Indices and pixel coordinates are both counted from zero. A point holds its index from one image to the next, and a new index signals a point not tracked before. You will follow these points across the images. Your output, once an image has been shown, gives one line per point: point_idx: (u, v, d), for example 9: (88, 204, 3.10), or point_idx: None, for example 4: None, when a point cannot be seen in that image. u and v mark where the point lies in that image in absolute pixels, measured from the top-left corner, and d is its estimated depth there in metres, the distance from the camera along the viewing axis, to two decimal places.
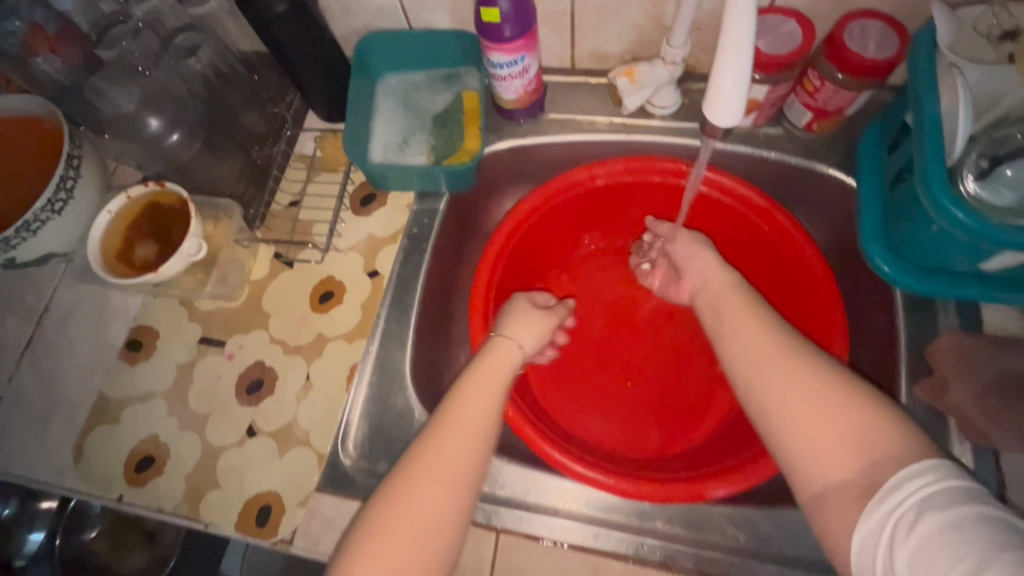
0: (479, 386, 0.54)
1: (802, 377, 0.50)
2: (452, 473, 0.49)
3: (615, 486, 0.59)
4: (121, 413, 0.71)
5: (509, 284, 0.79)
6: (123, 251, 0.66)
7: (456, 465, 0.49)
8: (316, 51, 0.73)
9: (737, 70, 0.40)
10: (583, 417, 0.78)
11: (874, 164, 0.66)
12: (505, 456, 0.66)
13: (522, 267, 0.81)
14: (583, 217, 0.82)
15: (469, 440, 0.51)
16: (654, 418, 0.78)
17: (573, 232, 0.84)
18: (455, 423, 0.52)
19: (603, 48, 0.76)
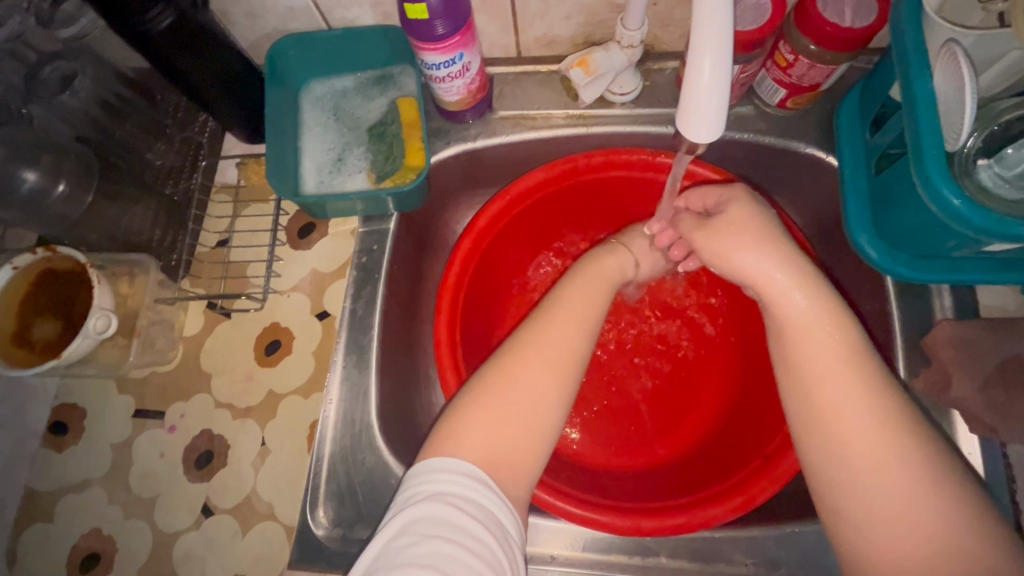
0: (591, 285, 0.57)
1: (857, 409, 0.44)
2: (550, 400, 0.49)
3: (610, 524, 0.55)
4: (55, 508, 0.63)
5: (474, 304, 0.71)
6: (21, 331, 0.57)
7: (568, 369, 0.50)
8: (215, 68, 0.62)
9: (714, 92, 0.36)
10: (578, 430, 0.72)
11: (857, 143, 0.61)
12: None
13: (488, 286, 0.73)
14: (547, 216, 0.74)
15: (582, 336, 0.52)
16: (650, 428, 0.71)
17: (539, 231, 0.76)
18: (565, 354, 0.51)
19: (550, 33, 0.67)
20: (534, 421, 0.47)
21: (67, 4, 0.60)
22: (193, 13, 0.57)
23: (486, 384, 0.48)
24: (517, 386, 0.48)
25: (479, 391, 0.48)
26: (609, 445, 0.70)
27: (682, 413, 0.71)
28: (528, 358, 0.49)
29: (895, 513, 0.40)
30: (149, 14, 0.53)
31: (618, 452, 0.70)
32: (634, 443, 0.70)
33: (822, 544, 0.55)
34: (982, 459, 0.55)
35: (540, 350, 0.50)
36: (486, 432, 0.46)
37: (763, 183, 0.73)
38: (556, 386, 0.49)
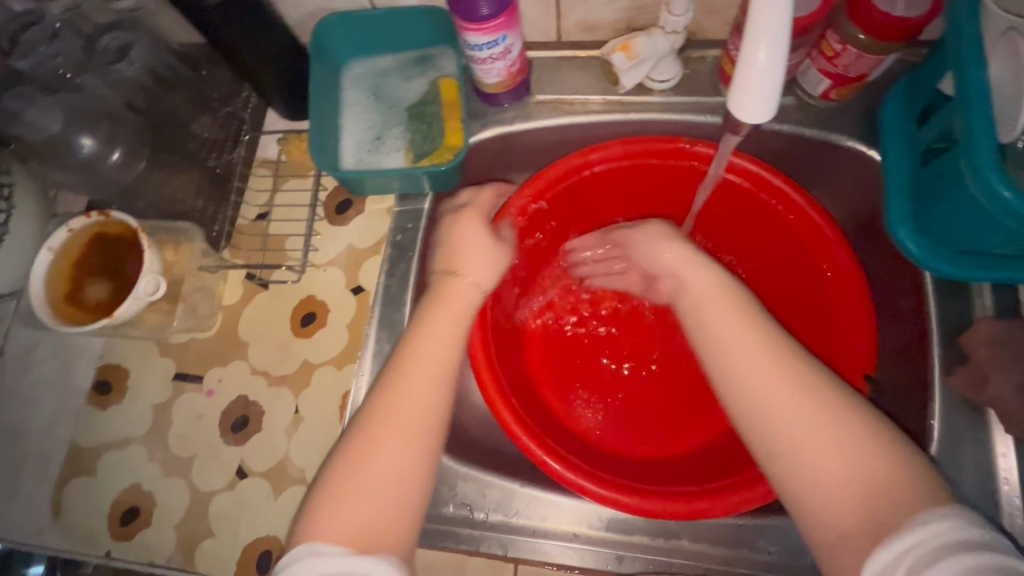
0: (444, 332, 0.55)
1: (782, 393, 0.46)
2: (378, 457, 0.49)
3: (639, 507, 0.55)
4: (98, 463, 0.66)
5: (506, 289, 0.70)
6: (74, 291, 0.59)
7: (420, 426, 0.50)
8: (263, 42, 0.63)
9: (769, 77, 0.36)
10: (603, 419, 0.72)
11: (901, 136, 0.60)
12: (506, 482, 0.60)
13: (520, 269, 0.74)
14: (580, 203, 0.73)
15: (419, 394, 0.52)
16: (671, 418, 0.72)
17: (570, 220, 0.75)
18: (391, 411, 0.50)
19: (592, 18, 0.67)
20: (386, 494, 0.48)
21: None
22: None
23: (342, 468, 0.49)
24: (376, 455, 0.49)
25: (343, 453, 0.50)
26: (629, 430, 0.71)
27: (698, 398, 0.73)
28: (393, 412, 0.51)
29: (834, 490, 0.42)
30: None
31: (638, 438, 0.70)
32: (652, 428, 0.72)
33: None
34: (1017, 460, 0.54)
35: (398, 406, 0.51)
36: (348, 513, 0.47)
37: (800, 176, 0.72)
38: (381, 451, 0.49)
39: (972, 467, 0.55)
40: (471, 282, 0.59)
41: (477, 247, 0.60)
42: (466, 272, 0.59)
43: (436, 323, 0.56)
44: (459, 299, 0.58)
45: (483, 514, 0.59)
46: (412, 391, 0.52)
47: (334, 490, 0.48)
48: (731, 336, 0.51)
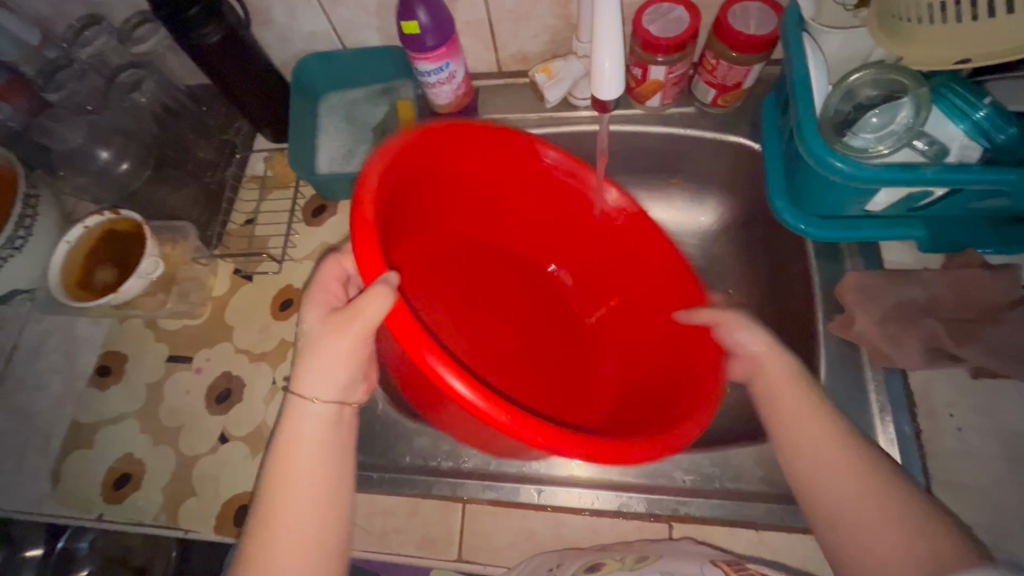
0: (293, 476, 0.47)
1: (812, 414, 0.51)
2: None
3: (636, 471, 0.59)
4: (95, 437, 0.74)
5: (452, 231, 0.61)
6: (84, 277, 0.70)
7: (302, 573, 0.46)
8: (255, 76, 0.77)
9: (610, 61, 0.48)
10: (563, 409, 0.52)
11: (774, 127, 0.73)
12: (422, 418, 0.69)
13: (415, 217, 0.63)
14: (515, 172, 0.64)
15: (315, 511, 0.47)
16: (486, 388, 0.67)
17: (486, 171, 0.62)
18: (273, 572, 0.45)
19: (524, 50, 0.82)
20: None
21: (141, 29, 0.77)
22: (237, 30, 0.71)
23: None
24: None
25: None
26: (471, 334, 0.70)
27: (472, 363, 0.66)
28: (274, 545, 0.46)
29: (853, 517, 0.46)
30: (204, 31, 0.67)
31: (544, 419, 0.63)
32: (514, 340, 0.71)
33: (750, 459, 0.63)
34: (886, 387, 0.63)
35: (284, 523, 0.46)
36: None
37: (705, 174, 0.85)
38: None
39: (854, 394, 0.63)
40: (316, 400, 0.49)
41: (324, 358, 0.49)
42: (310, 392, 0.49)
43: (290, 474, 0.47)
44: (301, 420, 0.49)
45: (435, 462, 0.66)
46: (286, 519, 0.46)
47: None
48: (790, 420, 0.51)
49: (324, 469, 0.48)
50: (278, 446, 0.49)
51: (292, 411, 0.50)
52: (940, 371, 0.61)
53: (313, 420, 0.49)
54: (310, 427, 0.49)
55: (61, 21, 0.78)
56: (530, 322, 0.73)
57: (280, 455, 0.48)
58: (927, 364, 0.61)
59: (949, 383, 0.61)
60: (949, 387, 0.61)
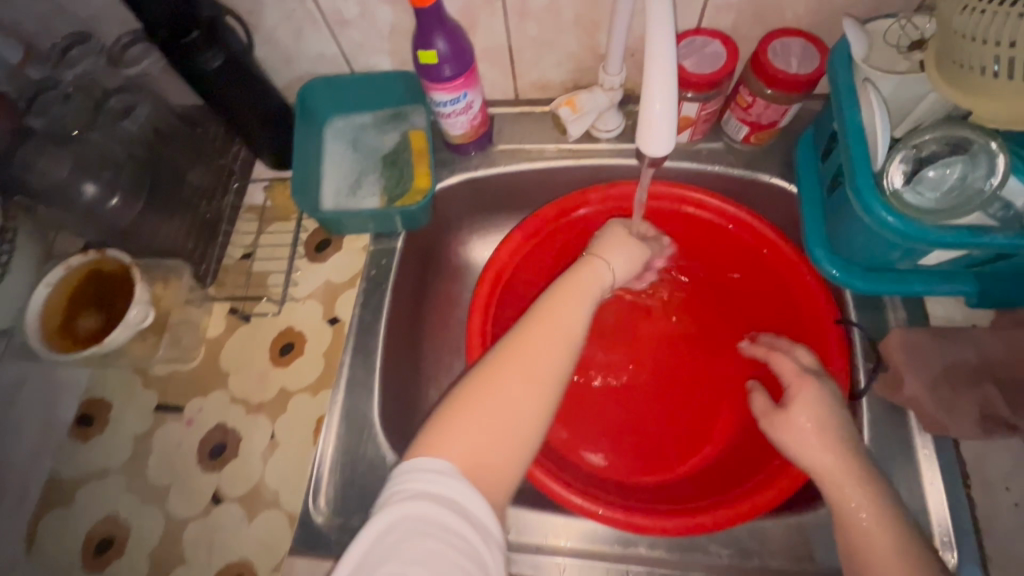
0: (572, 295, 0.58)
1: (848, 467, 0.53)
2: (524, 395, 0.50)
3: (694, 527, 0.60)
4: (75, 494, 0.68)
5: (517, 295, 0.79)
6: (66, 323, 0.64)
7: (550, 365, 0.52)
8: (254, 100, 0.71)
9: (665, 111, 0.43)
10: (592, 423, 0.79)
11: (813, 170, 0.69)
12: (552, 507, 0.64)
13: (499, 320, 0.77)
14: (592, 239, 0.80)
15: (549, 347, 0.53)
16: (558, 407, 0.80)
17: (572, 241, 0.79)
18: (534, 393, 0.50)
19: (544, 78, 0.77)
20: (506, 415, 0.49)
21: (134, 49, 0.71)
22: (239, 56, 0.66)
23: (468, 396, 0.49)
24: (442, 439, 0.47)
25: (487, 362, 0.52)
26: (577, 421, 0.79)
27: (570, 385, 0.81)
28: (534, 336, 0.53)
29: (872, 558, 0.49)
30: (206, 57, 0.62)
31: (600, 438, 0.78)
32: (608, 396, 0.81)
33: (787, 533, 0.60)
34: (937, 457, 0.60)
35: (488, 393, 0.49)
36: (466, 446, 0.47)
37: None
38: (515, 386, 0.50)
39: (897, 463, 0.60)
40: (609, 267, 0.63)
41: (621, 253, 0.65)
42: (608, 260, 0.64)
43: (567, 300, 0.57)
44: (589, 274, 0.61)
45: None
46: (490, 394, 0.49)
47: (430, 457, 0.46)
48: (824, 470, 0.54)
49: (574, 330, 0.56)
50: (531, 320, 0.55)
51: (587, 271, 0.62)
52: (995, 441, 0.57)
53: (606, 280, 0.62)
54: (592, 282, 0.61)
55: (46, 38, 0.72)
56: (598, 356, 0.83)
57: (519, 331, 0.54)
58: (983, 435, 0.57)
59: (1005, 455, 0.57)
60: (1005, 459, 0.57)
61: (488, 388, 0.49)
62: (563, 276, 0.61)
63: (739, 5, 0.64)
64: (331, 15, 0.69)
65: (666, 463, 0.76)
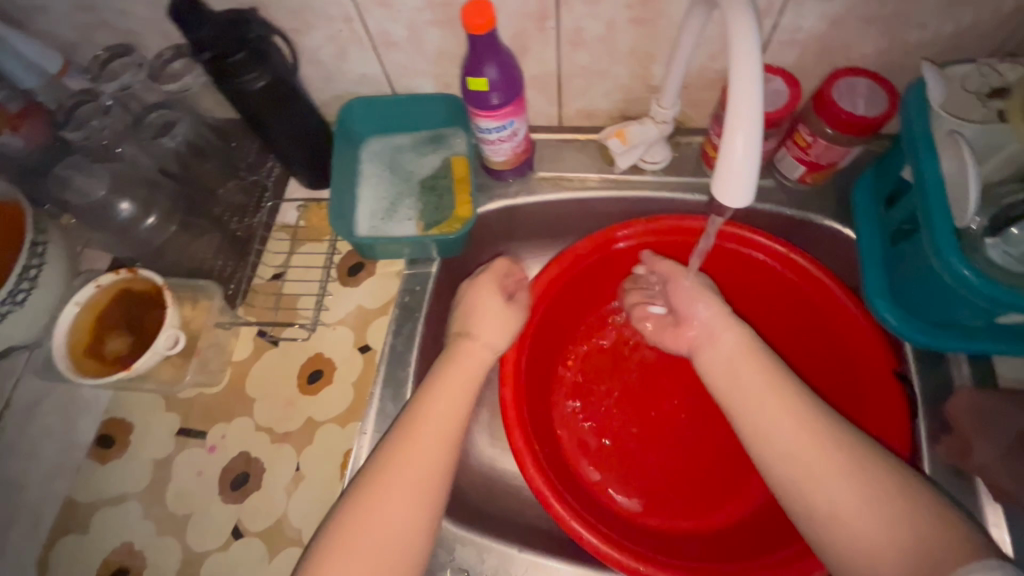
0: (450, 390, 0.59)
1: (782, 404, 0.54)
2: (383, 534, 0.51)
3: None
4: (91, 520, 0.65)
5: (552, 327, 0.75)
6: (96, 344, 0.62)
7: (423, 475, 0.54)
8: (297, 119, 0.70)
9: (744, 164, 0.40)
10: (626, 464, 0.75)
11: (872, 216, 0.66)
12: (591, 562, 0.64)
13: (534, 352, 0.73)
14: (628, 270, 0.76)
15: (410, 464, 0.54)
16: (588, 442, 0.76)
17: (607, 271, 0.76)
18: (387, 496, 0.52)
19: (590, 107, 0.75)
20: (391, 534, 0.51)
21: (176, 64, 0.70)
22: (286, 76, 0.64)
23: (354, 509, 0.52)
24: (369, 523, 0.51)
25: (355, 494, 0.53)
26: (610, 462, 0.76)
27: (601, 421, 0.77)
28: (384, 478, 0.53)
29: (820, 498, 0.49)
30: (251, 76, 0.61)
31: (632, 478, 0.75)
32: (643, 436, 0.77)
33: None
34: (1008, 532, 0.55)
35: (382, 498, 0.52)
36: (361, 566, 0.50)
37: None
38: (408, 510, 0.52)
39: None
40: (484, 343, 0.63)
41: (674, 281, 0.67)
42: (477, 333, 0.63)
43: (450, 392, 0.59)
44: (466, 361, 0.62)
45: None
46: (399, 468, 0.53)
47: (323, 573, 0.50)
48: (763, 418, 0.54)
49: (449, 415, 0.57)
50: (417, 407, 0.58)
51: (465, 354, 0.62)
52: None
53: (485, 360, 0.62)
54: (467, 363, 0.61)
55: (88, 48, 0.71)
56: (632, 392, 0.79)
57: (415, 417, 0.57)
58: None
59: None
60: None
61: (373, 497, 0.52)
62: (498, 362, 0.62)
63: (803, 42, 0.61)
64: (378, 36, 0.67)
65: (705, 508, 0.74)
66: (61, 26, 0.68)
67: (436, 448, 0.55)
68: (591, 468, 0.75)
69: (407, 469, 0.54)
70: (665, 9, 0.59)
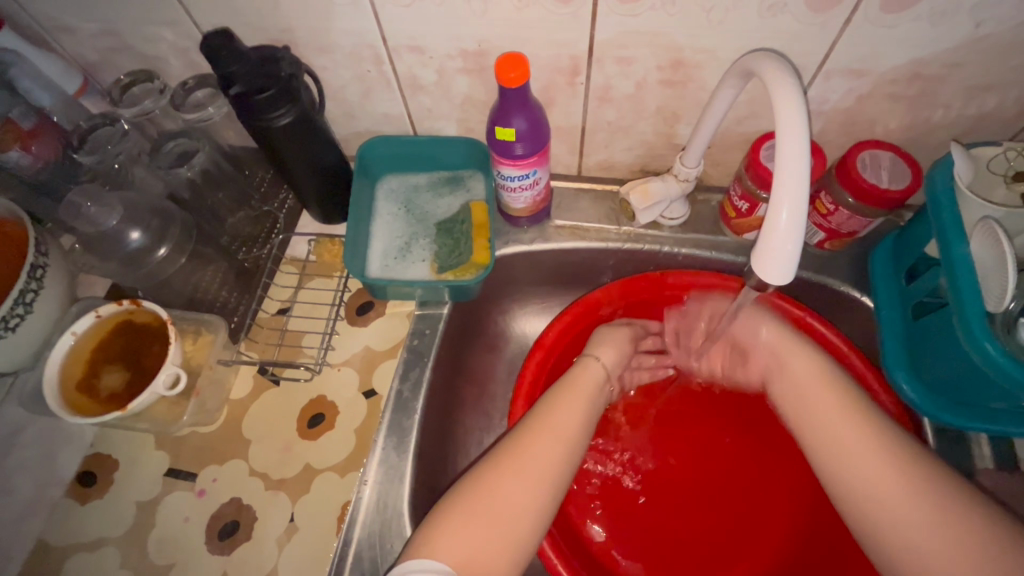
0: (570, 400, 0.62)
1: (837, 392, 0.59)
2: (507, 507, 0.52)
3: None
4: (64, 565, 0.61)
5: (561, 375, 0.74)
6: (88, 379, 0.59)
7: (546, 463, 0.56)
8: (316, 157, 0.68)
9: (788, 243, 0.40)
10: (630, 523, 0.73)
11: (892, 288, 0.66)
12: None
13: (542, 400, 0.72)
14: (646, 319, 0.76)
15: (543, 453, 0.56)
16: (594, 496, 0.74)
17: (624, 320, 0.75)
18: (498, 492, 0.53)
19: (611, 159, 0.75)
20: (511, 527, 0.51)
21: (198, 93, 0.69)
22: (311, 114, 0.63)
23: (468, 501, 0.52)
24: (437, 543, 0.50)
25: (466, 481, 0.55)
26: (615, 519, 0.73)
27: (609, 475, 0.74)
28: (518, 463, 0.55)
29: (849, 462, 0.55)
30: (275, 113, 0.59)
31: (636, 537, 0.72)
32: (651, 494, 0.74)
33: None
34: None
35: (483, 513, 0.52)
36: (466, 542, 0.50)
37: None
38: (523, 491, 0.53)
39: None
40: (601, 364, 0.67)
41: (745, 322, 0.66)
42: (598, 356, 0.68)
43: (565, 398, 0.62)
44: (586, 378, 0.65)
45: None
46: (483, 499, 0.52)
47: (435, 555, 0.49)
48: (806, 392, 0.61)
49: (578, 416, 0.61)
50: (526, 433, 0.58)
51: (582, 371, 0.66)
52: None
53: (598, 377, 0.66)
54: (589, 378, 0.66)
55: (109, 70, 0.70)
56: (642, 445, 0.76)
57: (529, 425, 0.59)
58: None
59: None
60: None
61: (488, 489, 0.53)
62: (563, 379, 0.65)
63: (829, 113, 0.62)
64: (405, 79, 0.67)
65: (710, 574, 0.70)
66: (85, 48, 0.67)
67: (563, 442, 0.58)
68: (592, 525, 0.72)
69: (541, 449, 0.57)
70: (696, 74, 0.60)
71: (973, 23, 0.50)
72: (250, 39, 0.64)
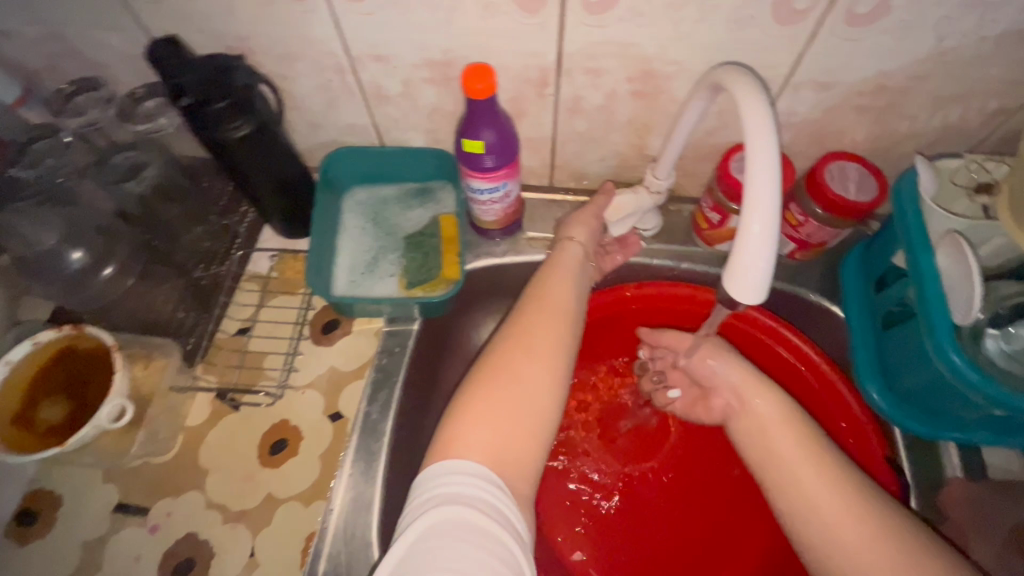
0: (559, 276, 0.60)
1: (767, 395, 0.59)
2: (525, 385, 0.50)
3: None
4: None
5: None
6: (26, 411, 0.55)
7: (549, 335, 0.54)
8: (277, 171, 0.65)
9: (760, 261, 0.39)
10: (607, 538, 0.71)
11: (861, 297, 0.66)
12: None
13: None
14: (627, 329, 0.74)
15: (544, 325, 0.54)
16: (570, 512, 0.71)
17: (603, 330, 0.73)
18: (512, 358, 0.51)
19: (583, 170, 0.74)
20: (532, 409, 0.49)
21: (149, 103, 0.65)
22: (270, 126, 0.60)
23: (478, 390, 0.50)
24: (468, 441, 0.46)
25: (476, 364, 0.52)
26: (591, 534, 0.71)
27: (586, 491, 0.73)
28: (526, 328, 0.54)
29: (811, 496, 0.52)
30: (231, 125, 0.56)
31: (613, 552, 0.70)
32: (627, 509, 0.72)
33: None
34: None
35: (504, 393, 0.49)
36: (492, 435, 0.47)
37: None
38: (537, 366, 0.51)
39: None
40: (577, 243, 0.64)
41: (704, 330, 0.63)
42: (572, 235, 0.65)
43: (556, 273, 0.60)
44: (568, 257, 0.62)
45: None
46: (507, 384, 0.49)
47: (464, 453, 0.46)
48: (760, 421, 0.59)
49: (569, 288, 0.59)
50: (525, 311, 0.56)
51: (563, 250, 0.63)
52: None
53: (578, 254, 0.63)
54: (572, 255, 0.63)
55: (50, 77, 0.66)
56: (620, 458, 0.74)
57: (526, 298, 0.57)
58: None
59: None
60: None
61: (499, 371, 0.50)
62: (545, 262, 0.62)
63: (798, 124, 0.62)
64: (370, 89, 0.65)
65: None
66: (23, 54, 0.63)
67: (562, 315, 0.56)
68: (569, 539, 0.71)
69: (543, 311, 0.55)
70: (666, 85, 0.59)
71: (936, 37, 0.51)
72: (203, 47, 0.61)
